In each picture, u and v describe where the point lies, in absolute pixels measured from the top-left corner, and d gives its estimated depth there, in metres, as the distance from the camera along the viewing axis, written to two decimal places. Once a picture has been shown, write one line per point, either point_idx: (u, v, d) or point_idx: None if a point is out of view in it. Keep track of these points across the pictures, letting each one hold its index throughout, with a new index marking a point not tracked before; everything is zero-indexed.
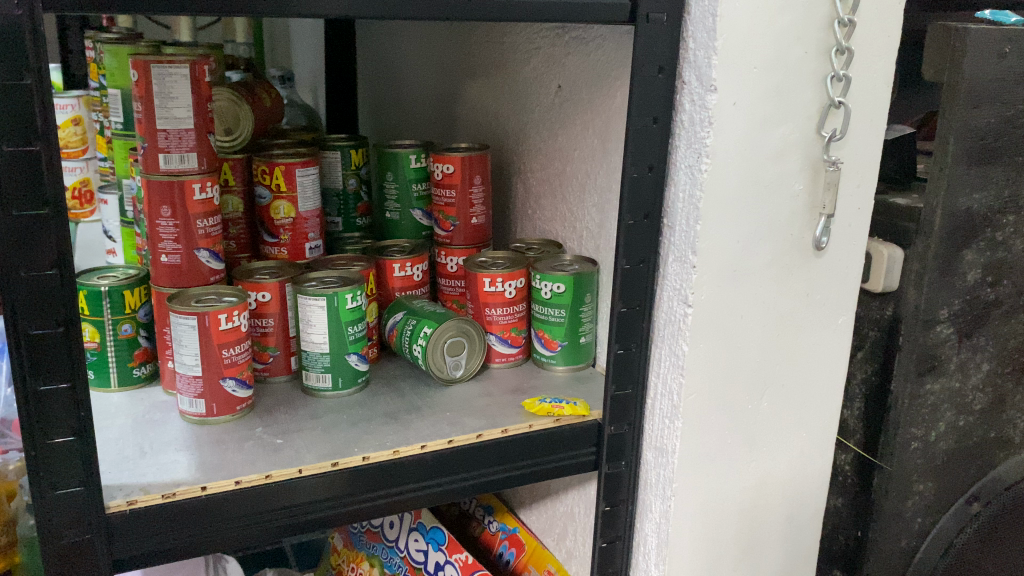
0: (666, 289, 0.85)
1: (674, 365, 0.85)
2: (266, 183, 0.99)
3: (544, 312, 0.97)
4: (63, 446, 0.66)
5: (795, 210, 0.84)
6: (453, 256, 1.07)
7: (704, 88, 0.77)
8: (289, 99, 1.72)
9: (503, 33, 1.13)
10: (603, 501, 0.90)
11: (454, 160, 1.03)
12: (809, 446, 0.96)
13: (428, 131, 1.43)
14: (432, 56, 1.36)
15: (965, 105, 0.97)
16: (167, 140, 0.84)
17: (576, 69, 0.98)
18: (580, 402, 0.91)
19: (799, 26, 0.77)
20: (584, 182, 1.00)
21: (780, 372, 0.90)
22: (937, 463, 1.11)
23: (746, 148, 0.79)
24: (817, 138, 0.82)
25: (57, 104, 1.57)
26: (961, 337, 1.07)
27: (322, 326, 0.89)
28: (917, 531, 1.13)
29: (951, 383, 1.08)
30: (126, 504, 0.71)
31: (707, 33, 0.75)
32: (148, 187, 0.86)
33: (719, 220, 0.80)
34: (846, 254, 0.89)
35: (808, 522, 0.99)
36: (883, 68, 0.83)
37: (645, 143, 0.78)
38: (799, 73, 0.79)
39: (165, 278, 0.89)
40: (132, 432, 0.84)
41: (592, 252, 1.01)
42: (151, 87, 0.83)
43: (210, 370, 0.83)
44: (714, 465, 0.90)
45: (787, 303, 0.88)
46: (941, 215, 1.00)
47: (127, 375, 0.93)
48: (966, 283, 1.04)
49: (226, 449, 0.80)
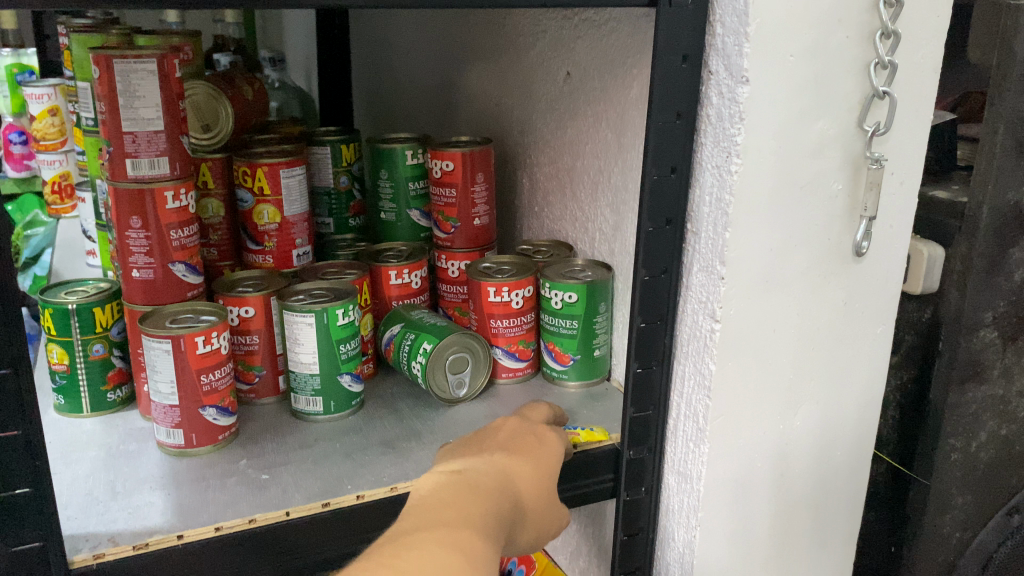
0: (689, 301, 0.76)
1: (700, 384, 0.77)
2: (248, 185, 0.92)
3: (555, 323, 0.90)
4: (16, 501, 0.58)
5: (833, 213, 0.75)
6: (454, 260, 0.99)
7: (734, 79, 0.68)
8: (280, 83, 1.62)
9: (505, 15, 1.04)
10: (621, 530, 0.83)
11: (454, 157, 0.95)
12: (845, 466, 0.88)
13: (426, 121, 1.34)
14: (430, 37, 1.27)
15: (1018, 90, 0.88)
16: (135, 144, 0.76)
17: (588, 56, 0.89)
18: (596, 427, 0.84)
19: (841, 7, 0.68)
20: (597, 180, 0.92)
21: (816, 389, 0.82)
22: (978, 474, 1.04)
23: (781, 145, 0.70)
24: (859, 132, 0.73)
25: (33, 94, 1.50)
26: (1007, 342, 0.99)
27: (311, 345, 0.81)
28: (956, 545, 1.07)
29: (995, 391, 1.01)
30: (92, 558, 0.63)
31: (737, 17, 0.66)
32: (115, 195, 0.78)
33: (750, 228, 0.72)
34: (887, 259, 0.80)
35: (845, 546, 0.92)
36: (934, 52, 0.74)
37: (668, 141, 0.70)
38: (838, 62, 0.70)
39: (139, 295, 0.81)
40: (105, 468, 0.76)
41: (606, 255, 0.93)
42: (114, 85, 0.75)
43: (188, 398, 0.76)
44: (745, 491, 0.82)
45: (826, 317, 0.79)
46: (988, 211, 0.91)
47: (101, 400, 0.86)
48: (1014, 283, 0.96)
49: (207, 487, 0.73)
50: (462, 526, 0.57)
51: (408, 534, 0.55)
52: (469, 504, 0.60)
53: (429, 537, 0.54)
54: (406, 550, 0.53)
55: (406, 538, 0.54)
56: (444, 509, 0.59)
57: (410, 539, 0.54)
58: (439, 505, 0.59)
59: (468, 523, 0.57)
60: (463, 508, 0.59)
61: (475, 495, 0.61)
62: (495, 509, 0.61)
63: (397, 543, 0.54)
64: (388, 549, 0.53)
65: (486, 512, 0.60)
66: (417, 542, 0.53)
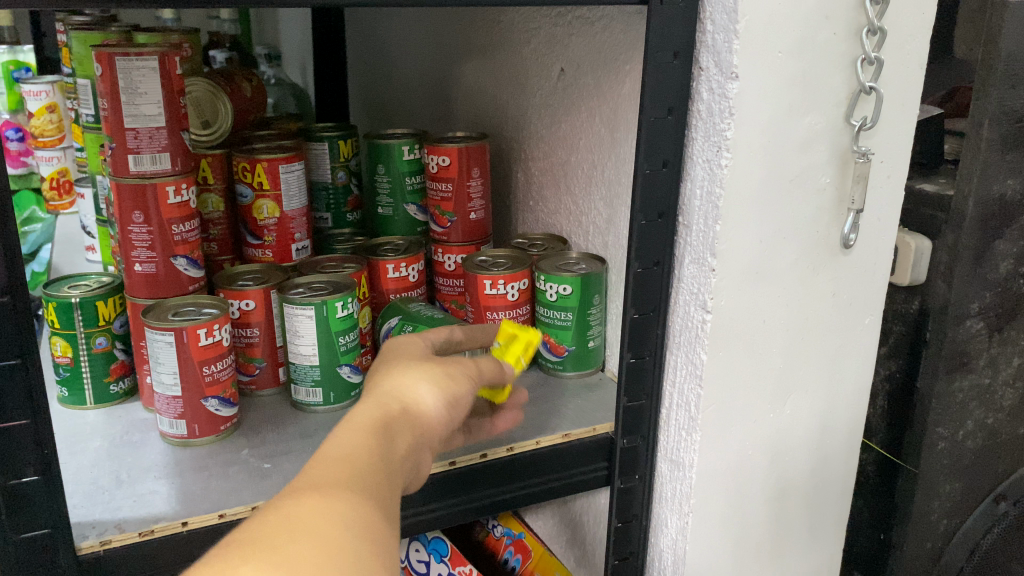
0: (682, 293, 0.78)
1: (692, 374, 0.78)
2: (248, 180, 0.94)
3: (550, 315, 0.91)
4: (25, 488, 0.60)
5: (821, 206, 0.77)
6: (450, 254, 1.00)
7: (724, 75, 0.69)
8: (276, 79, 1.65)
9: (499, 12, 1.06)
10: (615, 517, 0.85)
11: (450, 152, 0.96)
12: (834, 453, 0.90)
13: (421, 117, 1.36)
14: (425, 33, 1.28)
15: (1002, 85, 0.90)
16: (137, 140, 0.78)
17: (581, 52, 0.91)
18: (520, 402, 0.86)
19: (828, 5, 0.69)
20: (590, 174, 0.93)
21: (805, 378, 0.83)
22: (965, 462, 1.06)
23: (770, 140, 0.72)
24: (847, 126, 0.75)
25: (31, 90, 1.52)
26: (992, 332, 1.01)
27: (311, 337, 0.82)
28: (943, 532, 1.09)
29: (981, 380, 1.03)
30: (99, 544, 0.65)
31: (727, 14, 0.68)
32: (118, 190, 0.80)
33: (740, 220, 0.73)
34: (874, 251, 0.82)
35: (835, 532, 0.94)
36: (919, 48, 0.75)
37: (659, 135, 0.72)
38: (826, 58, 0.71)
39: (141, 289, 0.83)
40: (109, 457, 0.78)
41: (600, 248, 0.95)
42: (117, 82, 0.76)
43: (190, 389, 0.77)
44: (735, 479, 0.84)
45: (815, 307, 0.81)
46: (974, 204, 0.93)
47: (104, 392, 0.87)
48: (999, 274, 0.98)
49: (210, 476, 0.74)
50: (354, 489, 0.43)
51: (288, 514, 0.40)
52: (349, 454, 0.46)
53: (319, 518, 0.40)
54: (302, 542, 0.38)
55: (282, 523, 0.39)
56: (320, 467, 0.44)
57: (290, 523, 0.39)
58: (313, 465, 0.45)
59: (362, 486, 0.44)
60: (347, 461, 0.45)
61: (347, 440, 0.48)
62: (358, 426, 0.49)
63: (276, 533, 0.38)
64: (262, 544, 0.37)
65: (357, 444, 0.47)
66: (311, 529, 0.39)
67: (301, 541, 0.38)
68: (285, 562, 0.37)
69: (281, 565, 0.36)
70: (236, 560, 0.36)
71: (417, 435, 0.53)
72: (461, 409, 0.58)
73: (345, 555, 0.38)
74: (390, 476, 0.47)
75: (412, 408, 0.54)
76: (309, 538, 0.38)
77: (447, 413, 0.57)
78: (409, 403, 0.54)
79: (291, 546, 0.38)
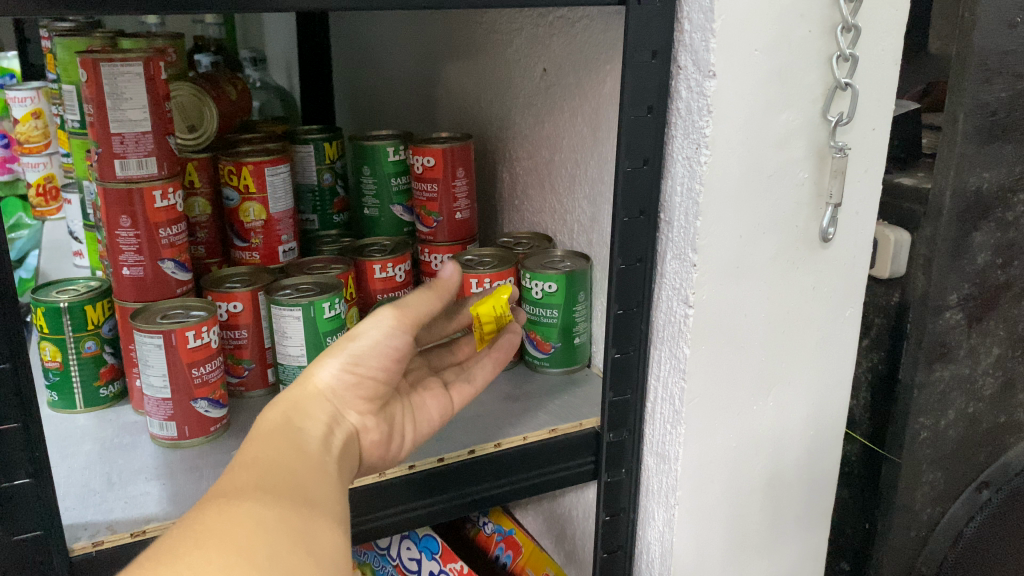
0: (665, 288, 0.79)
1: (676, 368, 0.79)
2: (234, 183, 0.95)
3: (536, 312, 0.92)
4: (16, 491, 0.60)
5: (800, 201, 0.78)
6: (437, 254, 1.01)
7: (702, 74, 0.70)
8: (262, 83, 1.65)
9: (481, 13, 1.07)
10: (603, 510, 0.86)
11: (434, 152, 0.97)
12: (818, 442, 0.91)
13: (406, 119, 1.37)
14: (409, 37, 1.29)
15: (976, 80, 0.91)
16: (123, 145, 0.79)
17: (563, 52, 0.92)
18: (508, 403, 0.90)
19: (802, 3, 0.71)
20: (573, 173, 0.95)
21: (788, 370, 0.85)
22: (947, 451, 1.09)
23: (748, 138, 0.73)
24: (823, 122, 0.76)
25: (16, 97, 1.54)
26: (972, 322, 1.03)
27: (299, 338, 0.83)
28: (927, 521, 1.11)
29: (962, 369, 1.05)
30: (91, 546, 0.66)
31: (703, 14, 0.69)
32: (104, 195, 0.81)
33: (720, 216, 0.74)
34: (853, 243, 0.83)
35: (821, 520, 0.95)
36: (894, 44, 0.77)
37: (638, 133, 0.73)
38: (802, 55, 0.73)
39: (129, 292, 0.83)
40: (100, 460, 0.79)
41: (584, 246, 0.96)
42: (102, 88, 0.77)
43: (179, 391, 0.78)
44: (723, 471, 0.85)
45: (793, 299, 0.82)
46: (951, 196, 0.95)
47: (94, 395, 0.87)
48: (977, 266, 1.00)
49: (201, 477, 0.75)
50: (268, 494, 0.45)
51: (198, 524, 0.41)
52: (262, 454, 0.49)
53: (230, 524, 0.41)
54: (214, 546, 0.40)
55: (192, 532, 0.41)
56: (234, 478, 0.46)
57: (201, 532, 0.41)
58: (227, 476, 0.47)
59: (276, 491, 0.46)
60: (259, 464, 0.48)
61: (260, 439, 0.51)
62: (265, 411, 0.55)
63: (187, 542, 0.40)
64: (172, 554, 0.39)
65: (267, 433, 0.52)
66: (222, 534, 0.40)
67: (213, 545, 0.40)
68: (199, 564, 0.38)
69: (192, 568, 0.38)
70: (147, 570, 0.37)
71: (319, 401, 0.59)
72: (369, 365, 0.63)
73: (258, 554, 0.40)
74: (307, 465, 0.51)
75: (315, 384, 0.61)
76: (221, 541, 0.40)
77: (352, 373, 0.62)
78: (306, 381, 0.60)
79: (202, 551, 0.39)
